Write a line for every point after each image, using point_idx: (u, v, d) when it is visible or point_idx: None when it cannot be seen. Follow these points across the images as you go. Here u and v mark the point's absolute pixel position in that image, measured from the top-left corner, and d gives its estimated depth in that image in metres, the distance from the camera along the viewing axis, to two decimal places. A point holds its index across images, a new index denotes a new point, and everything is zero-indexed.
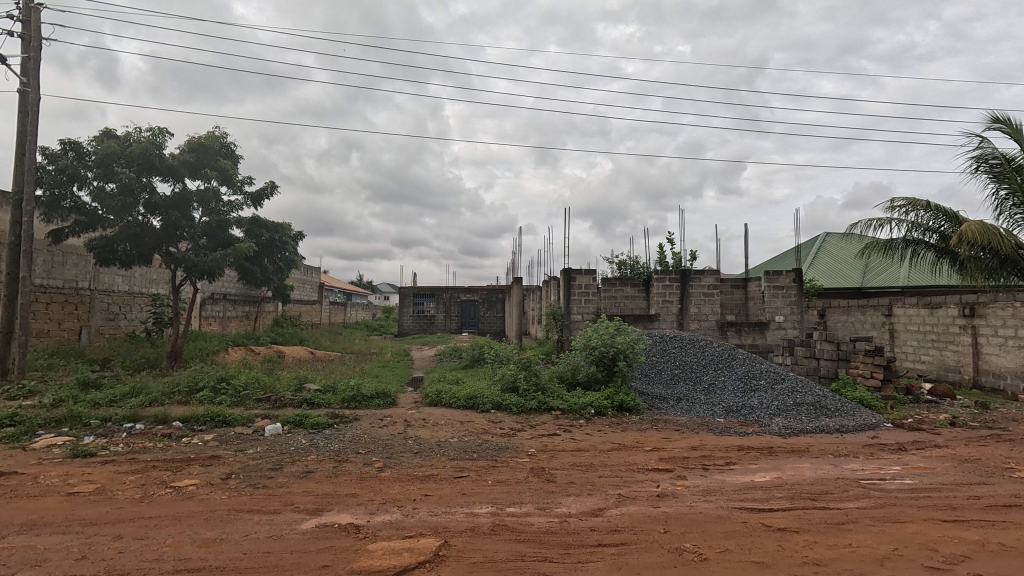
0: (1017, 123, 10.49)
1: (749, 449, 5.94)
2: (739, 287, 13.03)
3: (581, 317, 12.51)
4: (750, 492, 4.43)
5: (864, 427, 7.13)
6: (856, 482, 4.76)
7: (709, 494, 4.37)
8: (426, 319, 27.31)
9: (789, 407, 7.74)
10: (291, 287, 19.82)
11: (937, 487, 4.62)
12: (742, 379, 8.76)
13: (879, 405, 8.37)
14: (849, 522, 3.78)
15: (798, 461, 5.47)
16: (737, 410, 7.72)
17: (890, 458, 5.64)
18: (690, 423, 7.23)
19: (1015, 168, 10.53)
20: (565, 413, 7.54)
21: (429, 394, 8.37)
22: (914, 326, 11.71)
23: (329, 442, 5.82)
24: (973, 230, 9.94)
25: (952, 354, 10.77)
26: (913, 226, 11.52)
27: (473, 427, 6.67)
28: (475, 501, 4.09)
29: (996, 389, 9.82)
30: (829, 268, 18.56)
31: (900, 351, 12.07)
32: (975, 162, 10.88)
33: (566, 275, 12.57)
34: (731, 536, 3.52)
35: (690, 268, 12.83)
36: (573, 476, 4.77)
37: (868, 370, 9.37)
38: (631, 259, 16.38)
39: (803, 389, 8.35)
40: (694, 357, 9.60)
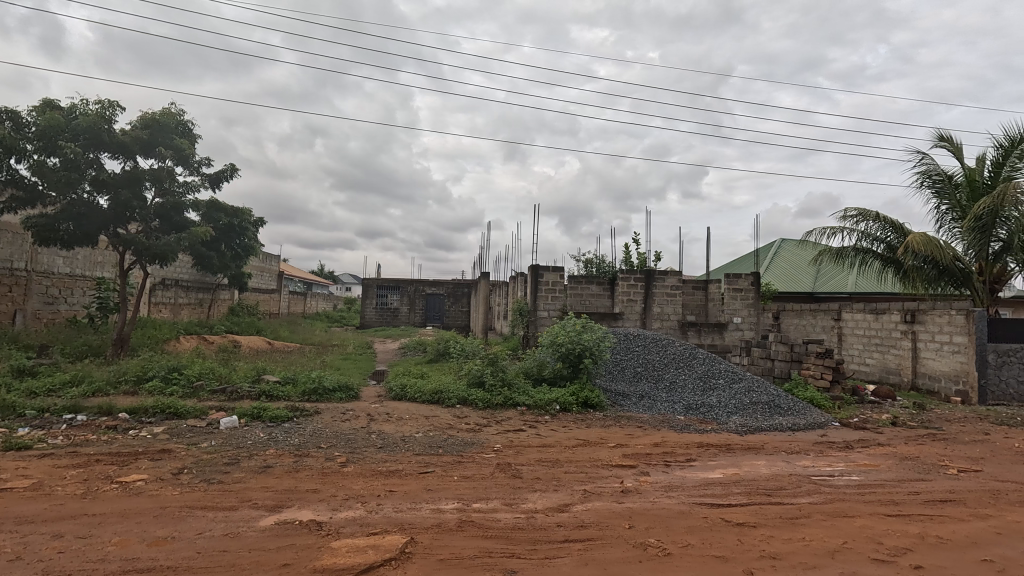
0: (959, 142, 11.18)
1: (708, 446, 6.12)
2: (700, 288, 13.35)
3: (548, 314, 12.62)
4: (710, 488, 4.56)
5: (814, 426, 7.47)
6: (808, 478, 4.98)
7: (671, 490, 4.48)
8: (390, 312, 26.95)
9: (746, 405, 8.04)
10: (248, 274, 19.11)
11: (880, 484, 4.89)
12: (701, 377, 9.03)
13: (828, 405, 8.82)
14: (802, 517, 3.94)
15: (754, 458, 5.67)
16: (696, 408, 7.96)
17: (838, 456, 5.93)
18: (652, 420, 7.38)
19: (954, 185, 11.25)
20: (530, 409, 7.56)
21: (393, 388, 8.22)
22: (861, 330, 12.33)
23: (288, 435, 5.64)
24: (917, 242, 10.57)
25: (894, 357, 11.42)
26: (863, 236, 12.14)
27: (438, 423, 6.59)
28: (442, 497, 4.05)
29: (932, 391, 10.49)
30: (784, 272, 19.34)
31: (847, 354, 12.69)
32: (919, 178, 11.58)
33: (533, 272, 12.68)
34: (693, 531, 3.61)
35: (654, 268, 13.11)
36: (539, 472, 4.79)
37: (818, 371, 9.81)
38: (597, 258, 16.59)
39: (759, 388, 8.69)
40: (657, 355, 9.81)
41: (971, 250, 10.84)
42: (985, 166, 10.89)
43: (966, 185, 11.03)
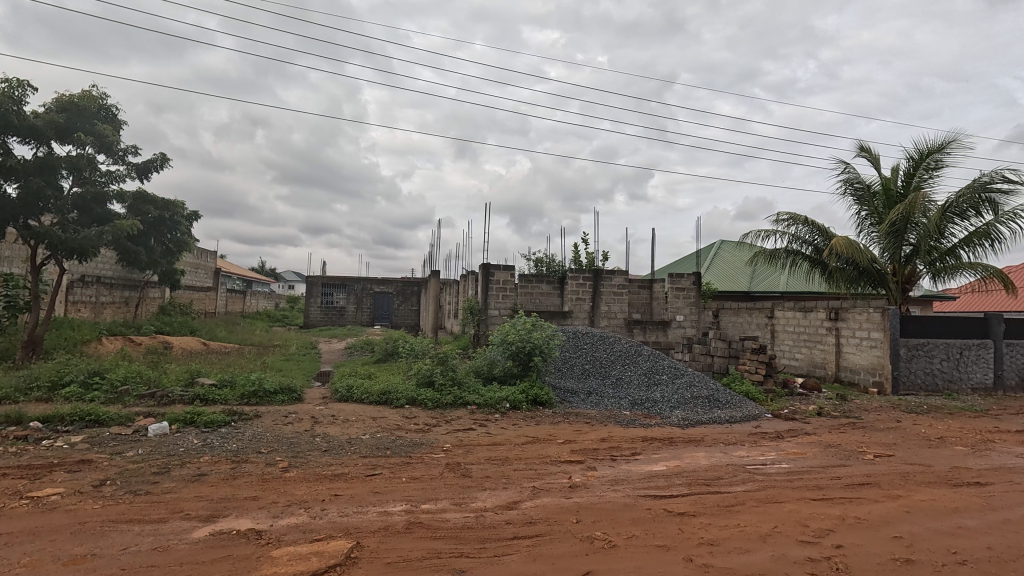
0: (876, 153, 12.14)
1: (652, 440, 6.34)
2: (645, 287, 13.75)
3: (498, 312, 12.65)
4: (654, 480, 4.73)
5: (749, 418, 7.90)
6: (743, 467, 5.27)
7: (617, 483, 4.61)
8: (336, 311, 26.14)
9: (687, 400, 8.39)
10: (181, 271, 17.96)
11: (807, 470, 5.24)
12: (646, 373, 9.34)
13: (762, 398, 9.36)
14: (737, 504, 4.17)
15: (694, 450, 5.93)
16: (641, 403, 8.23)
17: (770, 445, 6.30)
18: (599, 416, 7.56)
19: (872, 192, 12.21)
20: (480, 407, 7.56)
21: (339, 390, 7.97)
22: (791, 327, 13.14)
23: (225, 441, 5.35)
24: (840, 245, 11.40)
25: (820, 352, 12.26)
26: (793, 239, 12.95)
27: (386, 424, 6.46)
28: (389, 499, 3.97)
29: (852, 382, 11.35)
30: (723, 272, 20.32)
31: (779, 349, 13.50)
32: (842, 186, 12.49)
33: (484, 270, 12.67)
34: (637, 522, 3.74)
35: (602, 267, 13.43)
36: (489, 470, 4.79)
37: (753, 366, 10.37)
38: (547, 257, 16.79)
39: (699, 383, 9.09)
40: (604, 353, 10.05)
41: (886, 253, 11.80)
42: (898, 176, 11.90)
43: (882, 193, 11.99)
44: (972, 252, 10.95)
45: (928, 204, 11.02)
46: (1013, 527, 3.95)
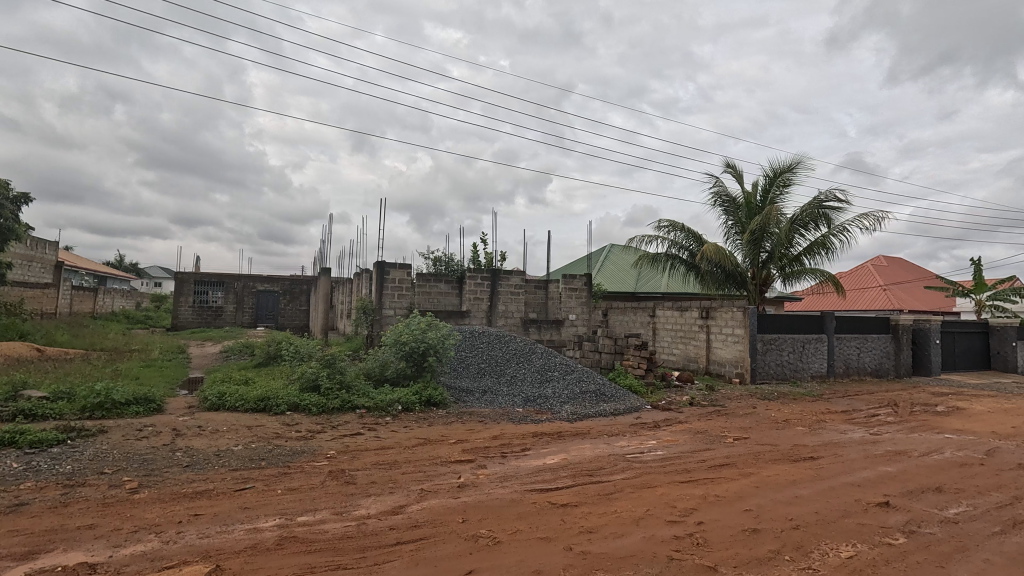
0: (740, 170, 13.66)
1: (542, 435, 6.54)
2: (541, 287, 14.12)
3: (393, 312, 12.29)
4: (541, 474, 4.87)
5: (631, 410, 8.47)
6: (623, 456, 5.62)
7: (505, 480, 4.67)
8: (211, 311, 23.68)
9: (576, 395, 8.78)
10: (7, 264, 15.12)
11: (678, 455, 5.73)
12: (539, 370, 9.62)
13: (643, 391, 10.09)
14: (615, 492, 4.42)
15: (581, 443, 6.21)
16: (534, 400, 8.46)
17: (649, 435, 6.80)
18: (493, 414, 7.63)
19: (736, 205, 13.72)
20: (370, 411, 7.27)
21: (208, 398, 7.19)
22: (669, 325, 14.32)
23: (57, 463, 4.57)
24: (711, 251, 12.66)
25: (693, 347, 13.51)
26: (672, 244, 14.14)
27: (263, 432, 5.95)
28: (260, 515, 3.65)
29: (719, 374, 12.65)
30: (612, 274, 21.60)
31: (659, 345, 14.65)
32: (713, 198, 13.87)
33: (379, 268, 12.24)
34: (522, 516, 3.81)
35: (500, 267, 13.60)
36: (375, 476, 4.61)
37: (636, 361, 11.13)
38: (445, 256, 16.64)
39: (588, 378, 9.57)
40: (499, 351, 10.17)
41: (747, 259, 13.32)
42: (757, 191, 13.48)
43: (745, 206, 13.51)
44: (812, 260, 12.74)
45: (780, 217, 12.62)
46: (836, 493, 4.65)
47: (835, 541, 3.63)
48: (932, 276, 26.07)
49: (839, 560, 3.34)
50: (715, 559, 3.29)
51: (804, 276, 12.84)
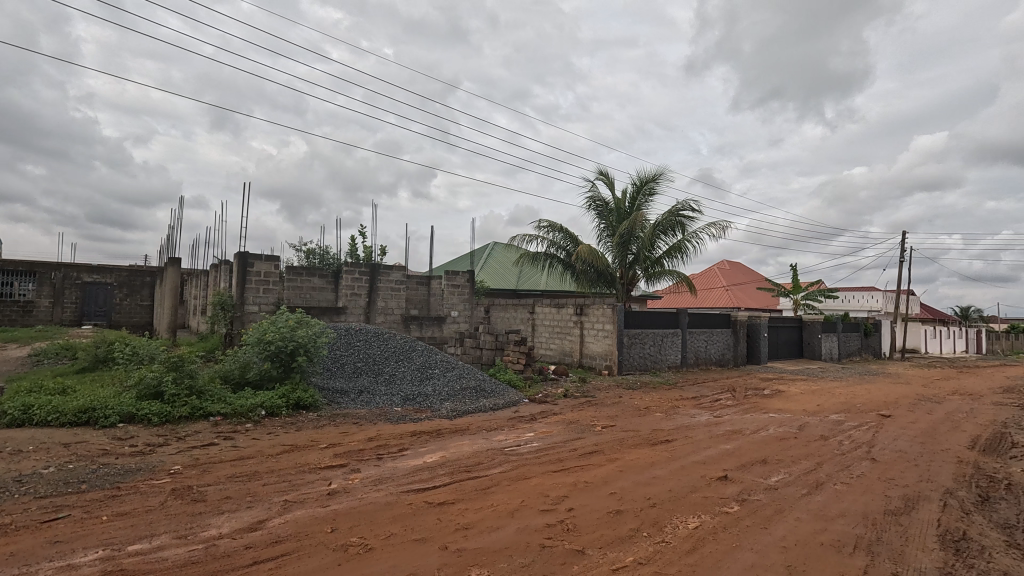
0: (611, 177, 14.69)
1: (421, 434, 6.42)
2: (423, 284, 13.77)
3: (258, 308, 11.22)
4: (418, 474, 4.77)
5: (510, 404, 8.68)
6: (500, 450, 5.74)
7: (380, 483, 4.49)
8: (17, 307, 19.55)
9: (456, 392, 8.77)
10: None
11: (553, 446, 5.99)
12: (419, 368, 9.43)
13: (521, 385, 10.43)
14: (492, 486, 4.49)
15: (460, 439, 6.21)
16: (413, 398, 8.28)
17: (526, 427, 7.03)
18: (369, 415, 7.31)
19: (608, 209, 14.75)
20: (227, 418, 6.54)
21: (7, 413, 5.87)
22: (547, 322, 14.96)
23: None
24: (585, 252, 13.47)
25: (568, 342, 14.27)
26: (550, 244, 14.79)
27: (85, 450, 5.03)
28: (77, 548, 3.07)
29: (591, 366, 13.53)
30: (495, 271, 21.98)
31: (538, 341, 15.23)
32: (588, 201, 14.75)
33: (240, 260, 11.08)
34: (397, 519, 3.69)
35: (379, 262, 13.11)
36: (231, 490, 4.15)
37: (515, 356, 11.44)
38: (319, 248, 15.59)
39: (468, 374, 9.62)
40: (377, 349, 9.78)
41: (616, 260, 14.40)
42: (627, 198, 14.62)
43: (615, 211, 14.57)
44: (671, 262, 14.16)
45: (645, 223, 13.83)
46: (686, 471, 5.21)
47: (684, 515, 4.06)
48: (762, 278, 30.57)
49: (687, 531, 3.74)
50: (583, 542, 3.48)
51: (664, 276, 14.24)
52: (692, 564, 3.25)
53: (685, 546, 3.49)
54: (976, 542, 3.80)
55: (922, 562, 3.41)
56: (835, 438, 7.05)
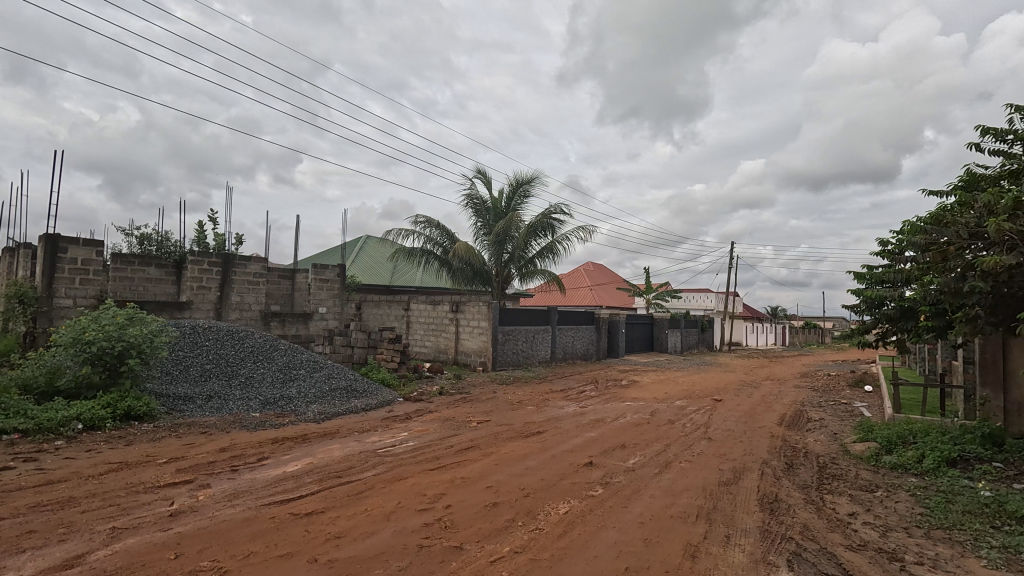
0: (489, 176, 14.93)
1: (283, 440, 5.90)
2: (286, 277, 12.79)
3: (73, 302, 9.38)
4: (281, 484, 4.37)
5: (383, 404, 8.39)
6: (373, 452, 5.51)
7: (236, 497, 4.04)
8: None
9: (324, 393, 8.23)
10: None
11: (429, 445, 5.91)
12: (281, 369, 8.66)
13: (395, 383, 10.16)
14: (366, 490, 4.29)
15: (329, 444, 5.84)
16: (273, 402, 7.59)
17: (400, 427, 6.85)
18: (220, 423, 6.53)
19: (485, 208, 14.98)
20: (28, 435, 5.37)
21: None
22: (423, 319, 14.73)
23: None
24: (461, 249, 13.53)
25: (443, 339, 14.22)
26: (427, 240, 14.60)
27: None
28: None
29: (466, 363, 13.64)
30: (367, 266, 21.07)
31: (412, 339, 14.92)
32: (466, 199, 14.83)
33: (48, 243, 9.16)
34: (258, 536, 3.35)
35: (234, 252, 11.80)
36: (36, 522, 3.41)
37: (389, 354, 11.08)
38: (157, 234, 13.47)
39: (337, 374, 9.08)
40: (231, 349, 8.77)
41: (492, 258, 14.69)
42: (503, 198, 14.98)
43: (492, 210, 14.85)
44: (543, 262, 14.83)
45: (520, 223, 14.31)
46: (556, 460, 5.51)
47: (555, 501, 4.29)
48: (621, 280, 33.48)
49: (558, 517, 3.95)
50: (460, 538, 3.49)
51: (536, 275, 14.86)
52: (563, 548, 3.44)
53: (557, 531, 3.69)
54: (784, 501, 4.59)
55: (746, 523, 4.02)
56: (680, 421, 7.99)
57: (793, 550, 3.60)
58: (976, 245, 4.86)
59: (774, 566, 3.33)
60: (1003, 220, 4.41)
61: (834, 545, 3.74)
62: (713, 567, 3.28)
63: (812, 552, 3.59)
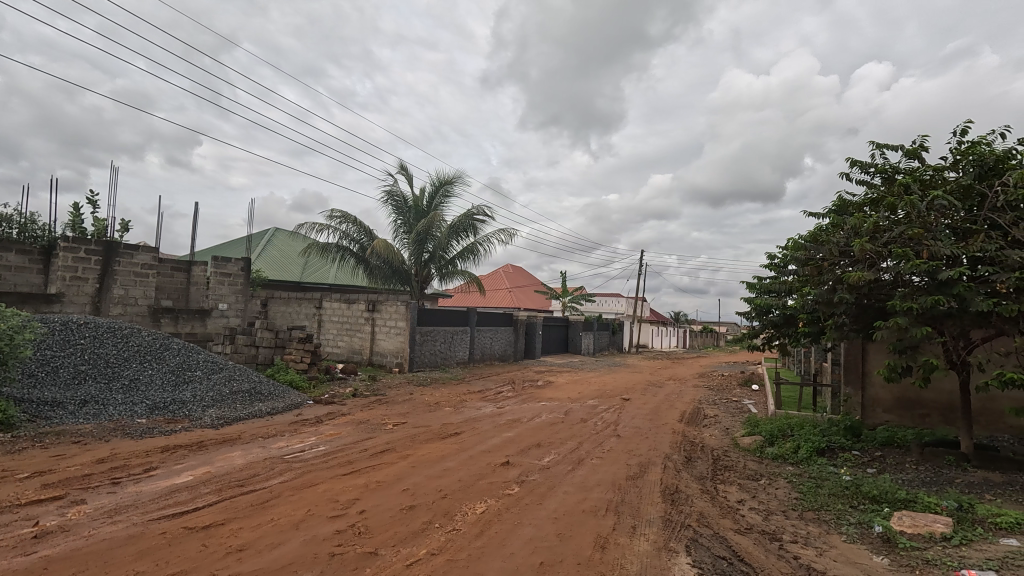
0: (411, 173, 14.66)
1: (175, 448, 5.39)
2: (181, 270, 11.70)
3: None
4: (173, 496, 4.00)
5: (291, 407, 7.96)
6: (280, 459, 5.20)
7: (118, 513, 3.63)
8: None
9: (223, 397, 7.64)
10: None
11: (341, 449, 5.69)
12: (173, 370, 7.89)
13: (305, 385, 9.64)
14: (272, 499, 4.04)
15: (229, 451, 5.42)
16: (163, 407, 6.90)
17: (309, 431, 6.52)
18: (97, 431, 5.82)
19: (407, 205, 14.68)
20: None
21: None
22: (336, 318, 14.10)
23: None
24: (380, 247, 13.14)
25: (358, 339, 13.72)
26: (343, 236, 14.02)
27: None
28: None
29: (381, 364, 13.28)
30: (275, 260, 19.78)
31: (324, 338, 14.23)
32: (386, 195, 14.45)
33: None
34: (146, 554, 3.05)
35: (118, 239, 10.58)
36: None
37: (299, 355, 10.50)
38: (20, 215, 11.75)
39: (239, 376, 8.44)
40: (112, 348, 7.83)
41: (411, 257, 14.43)
42: (424, 196, 14.77)
43: (413, 208, 14.59)
44: (463, 263, 14.83)
45: (441, 223, 14.19)
46: (474, 460, 5.55)
47: (472, 501, 4.31)
48: (539, 282, 34.20)
49: (475, 516, 3.99)
50: (375, 543, 3.40)
51: (456, 276, 14.80)
52: (480, 547, 3.47)
53: (474, 531, 3.73)
54: (684, 492, 4.98)
55: (650, 514, 4.30)
56: (591, 420, 8.36)
57: (691, 536, 3.91)
58: (844, 262, 5.59)
59: (674, 552, 3.61)
60: (865, 241, 5.12)
61: (725, 529, 4.12)
62: (621, 556, 3.47)
63: (706, 537, 3.93)
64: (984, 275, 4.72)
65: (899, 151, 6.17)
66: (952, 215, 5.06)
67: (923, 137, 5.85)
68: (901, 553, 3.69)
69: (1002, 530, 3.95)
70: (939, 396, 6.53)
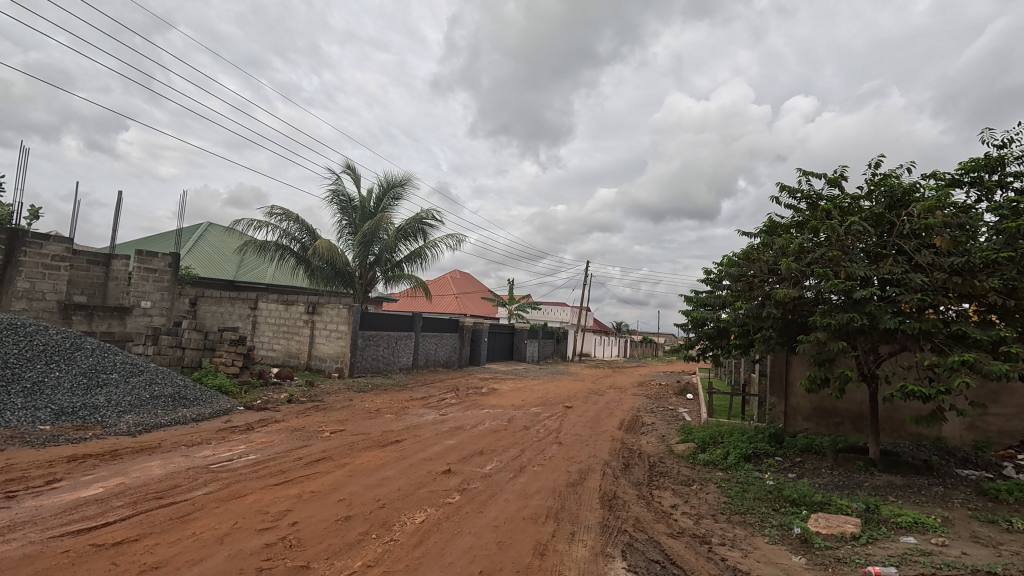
0: (357, 173, 14.30)
1: (84, 458, 4.93)
2: (98, 263, 10.76)
3: None
4: (80, 511, 3.66)
5: (218, 414, 7.50)
6: (205, 468, 4.88)
7: (13, 530, 3.28)
8: None
9: (142, 402, 7.08)
10: None
11: (272, 457, 5.40)
12: (85, 372, 7.23)
13: (235, 391, 9.10)
14: (194, 511, 3.78)
15: (146, 460, 5.01)
16: (72, 413, 6.33)
17: (239, 439, 6.16)
18: None
19: (352, 205, 14.29)
20: None
21: None
22: (272, 319, 13.44)
23: None
24: (323, 247, 12.71)
25: (295, 343, 13.15)
26: (283, 234, 13.45)
27: None
28: None
29: (319, 368, 12.79)
30: (206, 256, 18.62)
31: (258, 340, 13.54)
32: (330, 194, 14.01)
33: None
34: None
35: (26, 227, 9.64)
36: None
37: (229, 358, 9.92)
38: None
39: (162, 380, 7.86)
40: (13, 346, 7.06)
41: (356, 259, 14.04)
42: (372, 197, 14.45)
43: (359, 209, 14.23)
44: (410, 267, 14.59)
45: (388, 225, 13.92)
46: (415, 468, 5.45)
47: (412, 510, 4.23)
48: (486, 290, 34.20)
49: (414, 526, 3.91)
50: (308, 556, 3.26)
51: (402, 280, 14.53)
52: (418, 556, 3.41)
53: (413, 541, 3.64)
54: (621, 497, 5.11)
55: (588, 519, 4.39)
56: (534, 427, 8.44)
57: (627, 541, 4.02)
58: (772, 279, 5.97)
59: (611, 557, 3.69)
60: (791, 261, 5.49)
61: (659, 533, 4.27)
62: (559, 562, 3.52)
63: (641, 541, 4.05)
64: (892, 295, 5.16)
65: (822, 179, 6.67)
66: (866, 240, 5.53)
67: (842, 167, 6.36)
68: (816, 552, 3.96)
69: (902, 528, 4.33)
70: (851, 406, 7.07)
